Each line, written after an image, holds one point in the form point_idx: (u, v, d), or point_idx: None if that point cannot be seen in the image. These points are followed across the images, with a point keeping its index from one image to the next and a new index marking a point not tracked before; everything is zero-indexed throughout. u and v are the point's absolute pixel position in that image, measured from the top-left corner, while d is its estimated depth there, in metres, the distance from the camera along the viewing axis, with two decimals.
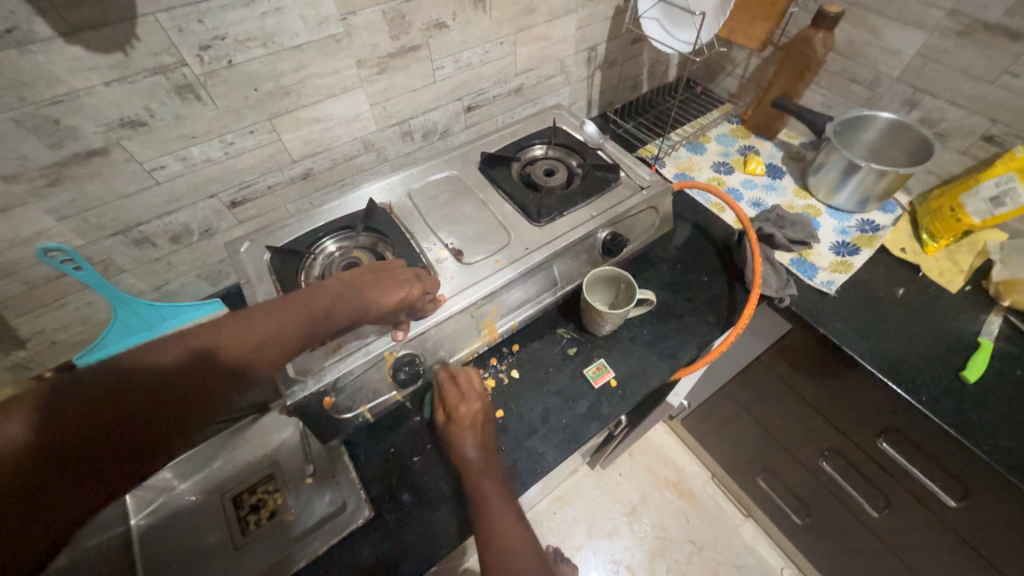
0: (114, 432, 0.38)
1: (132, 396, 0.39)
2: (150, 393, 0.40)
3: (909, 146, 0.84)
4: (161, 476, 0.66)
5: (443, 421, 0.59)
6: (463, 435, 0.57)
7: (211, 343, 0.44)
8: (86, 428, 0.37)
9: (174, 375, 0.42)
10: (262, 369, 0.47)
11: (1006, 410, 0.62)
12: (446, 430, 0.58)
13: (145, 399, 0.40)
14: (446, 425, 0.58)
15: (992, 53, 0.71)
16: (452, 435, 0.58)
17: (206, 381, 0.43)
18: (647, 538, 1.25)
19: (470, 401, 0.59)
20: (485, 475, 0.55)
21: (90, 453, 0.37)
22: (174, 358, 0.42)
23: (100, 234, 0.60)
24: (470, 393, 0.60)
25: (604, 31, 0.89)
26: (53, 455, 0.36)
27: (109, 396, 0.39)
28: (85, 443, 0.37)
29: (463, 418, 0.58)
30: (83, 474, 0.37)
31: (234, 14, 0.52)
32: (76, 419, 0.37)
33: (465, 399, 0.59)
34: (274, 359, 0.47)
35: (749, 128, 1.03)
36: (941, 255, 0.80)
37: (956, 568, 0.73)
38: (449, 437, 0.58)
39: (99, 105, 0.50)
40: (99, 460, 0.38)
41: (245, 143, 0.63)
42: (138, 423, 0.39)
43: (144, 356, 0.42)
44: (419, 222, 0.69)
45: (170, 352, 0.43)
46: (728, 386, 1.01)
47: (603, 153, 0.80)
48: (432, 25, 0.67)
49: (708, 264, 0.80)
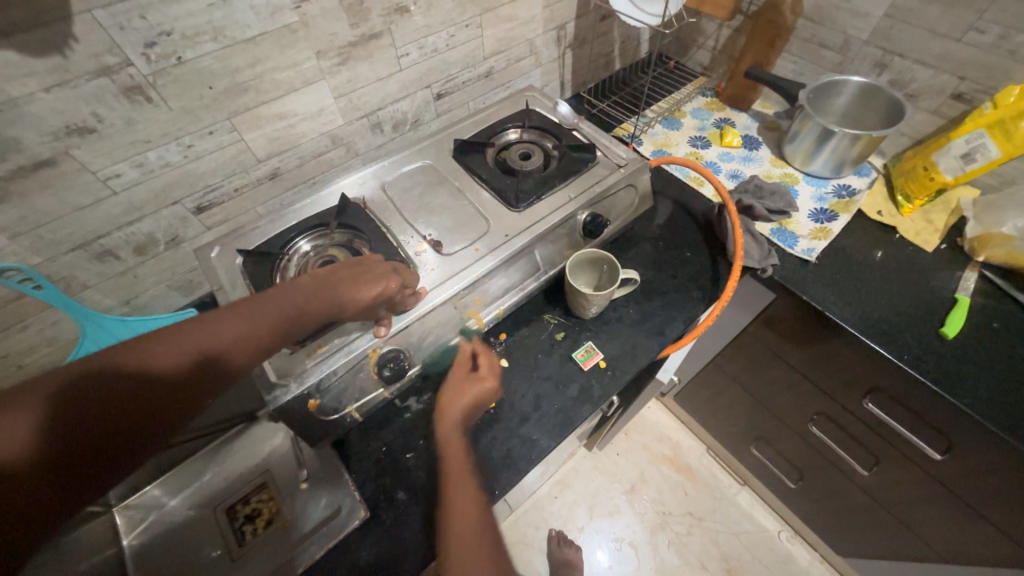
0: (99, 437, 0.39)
1: (111, 402, 0.40)
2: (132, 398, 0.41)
3: (881, 110, 0.84)
4: (150, 493, 0.65)
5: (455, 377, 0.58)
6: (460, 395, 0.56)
7: (191, 343, 0.45)
8: (81, 426, 0.38)
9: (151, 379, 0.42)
10: (252, 361, 0.47)
11: (983, 362, 0.64)
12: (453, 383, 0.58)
13: (126, 405, 0.41)
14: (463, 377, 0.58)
15: (957, 10, 0.71)
16: (456, 386, 0.57)
17: (190, 377, 0.44)
18: (648, 514, 1.27)
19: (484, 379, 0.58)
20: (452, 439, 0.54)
21: (82, 456, 0.38)
22: (165, 358, 0.43)
23: (58, 250, 0.57)
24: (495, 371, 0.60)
25: (571, 8, 0.87)
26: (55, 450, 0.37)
27: (100, 394, 0.40)
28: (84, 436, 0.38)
29: (478, 383, 0.58)
30: (85, 465, 0.38)
31: (179, 8, 0.49)
32: (62, 427, 0.37)
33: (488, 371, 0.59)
34: (262, 351, 0.48)
35: (724, 100, 1.03)
36: (916, 215, 0.81)
37: (942, 518, 0.75)
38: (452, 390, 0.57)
39: (40, 113, 0.47)
40: (88, 463, 0.39)
41: (205, 145, 0.60)
42: (121, 427, 0.40)
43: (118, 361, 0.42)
44: (395, 215, 0.67)
45: (144, 355, 0.43)
46: (717, 359, 1.02)
47: (579, 134, 0.79)
48: (392, 9, 0.65)
49: (690, 240, 0.80)
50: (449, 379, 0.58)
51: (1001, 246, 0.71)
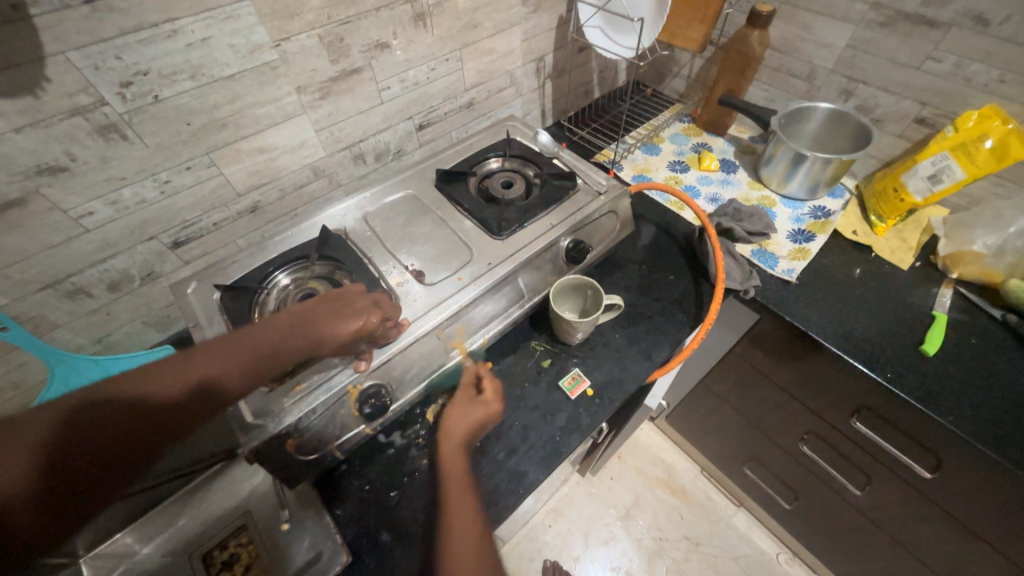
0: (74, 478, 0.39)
1: (84, 443, 0.39)
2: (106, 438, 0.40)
3: (850, 134, 0.87)
4: (121, 541, 0.60)
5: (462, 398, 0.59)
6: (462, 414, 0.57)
7: (185, 372, 0.45)
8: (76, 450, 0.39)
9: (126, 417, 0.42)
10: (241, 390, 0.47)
11: (965, 378, 0.64)
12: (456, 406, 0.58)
13: (98, 445, 0.40)
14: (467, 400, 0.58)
15: (915, 41, 0.75)
16: (460, 410, 0.57)
17: (182, 405, 0.44)
18: (644, 540, 1.24)
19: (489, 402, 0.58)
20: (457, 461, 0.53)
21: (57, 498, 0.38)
22: (160, 387, 0.44)
23: (27, 290, 0.55)
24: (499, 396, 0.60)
25: (549, 41, 0.90)
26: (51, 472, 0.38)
27: (98, 419, 0.40)
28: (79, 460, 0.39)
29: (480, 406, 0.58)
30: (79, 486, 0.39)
31: (157, 48, 0.49)
32: (48, 457, 0.38)
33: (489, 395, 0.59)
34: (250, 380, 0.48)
35: (701, 125, 1.06)
36: (890, 234, 0.84)
37: (937, 537, 0.75)
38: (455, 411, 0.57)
39: (10, 153, 0.46)
40: (60, 504, 0.38)
41: (182, 180, 0.60)
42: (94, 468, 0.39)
43: (90, 400, 0.41)
44: (377, 246, 0.67)
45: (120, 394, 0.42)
46: (706, 380, 1.01)
47: (559, 162, 0.80)
48: (373, 46, 0.66)
49: (673, 263, 0.81)
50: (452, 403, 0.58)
51: (973, 264, 0.73)
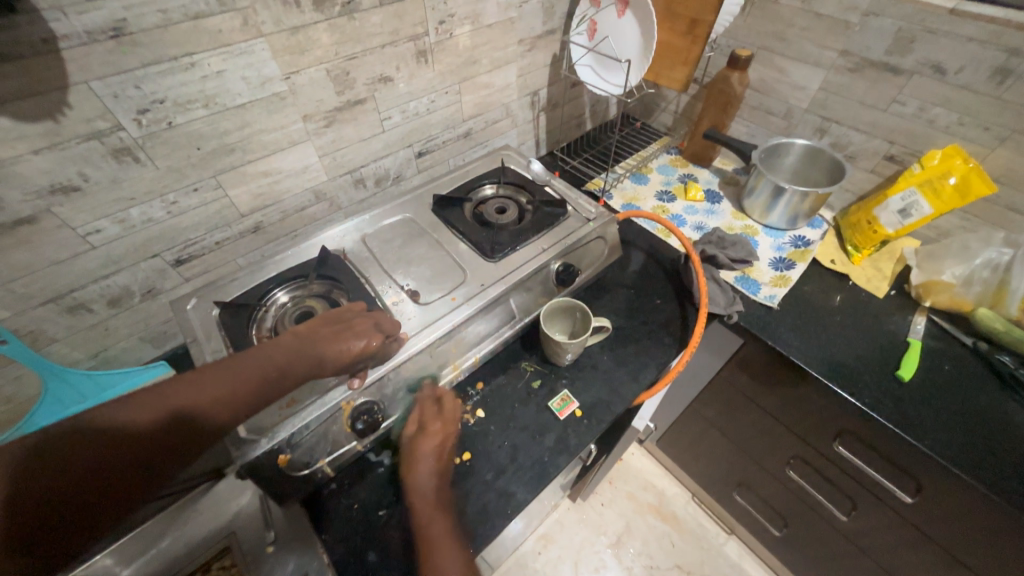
0: (67, 503, 0.39)
1: (74, 466, 0.40)
2: (99, 461, 0.41)
3: (825, 168, 0.92)
4: (99, 562, 0.55)
5: (411, 433, 0.59)
6: (417, 454, 0.58)
7: (189, 394, 0.46)
8: (80, 464, 0.40)
9: (123, 440, 0.43)
10: (241, 412, 0.48)
11: (940, 403, 0.67)
12: (408, 445, 0.59)
13: (94, 471, 0.41)
14: (413, 438, 0.59)
15: (881, 86, 0.81)
16: (413, 447, 0.58)
17: (183, 425, 0.45)
18: (635, 567, 1.22)
19: (440, 427, 0.60)
20: (430, 507, 0.55)
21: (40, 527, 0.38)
22: (168, 407, 0.45)
23: (28, 304, 0.56)
24: (449, 417, 0.61)
25: (544, 77, 0.96)
26: (52, 484, 0.39)
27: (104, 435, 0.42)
28: (82, 474, 0.40)
29: (432, 435, 0.59)
30: (81, 501, 0.40)
31: (173, 79, 0.52)
32: (56, 468, 0.39)
33: (443, 419, 0.61)
34: (251, 402, 0.49)
35: (687, 157, 1.11)
36: (866, 263, 0.88)
37: (923, 564, 0.75)
38: (409, 453, 0.58)
39: (26, 173, 0.49)
40: (58, 517, 0.39)
41: (189, 201, 0.62)
42: (90, 491, 0.40)
43: (105, 416, 0.43)
44: (374, 266, 0.69)
45: (120, 415, 0.43)
46: (694, 403, 1.03)
47: (552, 189, 0.84)
48: (376, 79, 0.70)
49: (660, 287, 0.84)
50: (408, 437, 0.59)
51: (943, 293, 0.77)
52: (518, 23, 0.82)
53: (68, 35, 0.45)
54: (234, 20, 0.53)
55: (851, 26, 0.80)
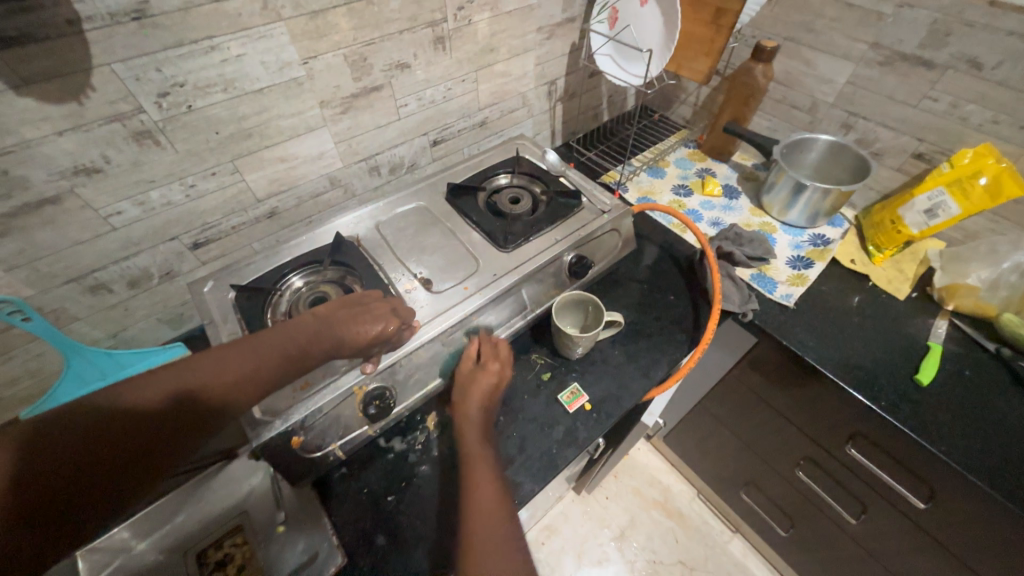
0: (88, 480, 0.40)
1: (102, 444, 0.41)
2: (127, 438, 0.42)
3: (849, 166, 0.89)
4: (118, 534, 0.56)
5: (469, 368, 0.62)
6: (472, 392, 0.60)
7: (212, 373, 0.47)
8: (110, 439, 0.42)
9: (150, 416, 0.44)
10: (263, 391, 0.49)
11: (958, 409, 0.65)
12: (465, 377, 0.62)
13: (124, 446, 0.42)
14: (471, 374, 0.62)
15: (912, 80, 0.78)
16: (470, 379, 0.61)
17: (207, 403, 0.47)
18: (637, 561, 1.23)
19: (497, 370, 0.62)
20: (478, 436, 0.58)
21: (58, 504, 0.38)
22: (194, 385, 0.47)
23: (52, 283, 0.58)
24: (505, 361, 0.64)
25: (562, 66, 0.94)
26: (83, 459, 0.40)
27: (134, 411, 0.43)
28: (111, 449, 0.41)
29: (489, 374, 0.62)
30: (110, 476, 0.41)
31: (195, 62, 0.53)
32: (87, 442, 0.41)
33: (499, 360, 0.63)
34: (271, 382, 0.50)
35: (706, 151, 1.09)
36: (888, 264, 0.85)
37: (933, 571, 0.74)
38: (467, 385, 0.61)
39: (51, 154, 0.50)
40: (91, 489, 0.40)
41: (207, 185, 0.63)
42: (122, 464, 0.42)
43: (134, 392, 0.44)
44: (388, 254, 0.69)
45: (145, 393, 0.45)
46: (704, 401, 1.02)
47: (566, 180, 0.83)
48: (393, 65, 0.70)
49: (674, 283, 0.83)
50: (464, 372, 0.62)
51: (968, 296, 0.74)
52: (538, 10, 0.81)
53: (91, 17, 0.45)
54: (254, 4, 0.53)
55: (883, 17, 0.77)
